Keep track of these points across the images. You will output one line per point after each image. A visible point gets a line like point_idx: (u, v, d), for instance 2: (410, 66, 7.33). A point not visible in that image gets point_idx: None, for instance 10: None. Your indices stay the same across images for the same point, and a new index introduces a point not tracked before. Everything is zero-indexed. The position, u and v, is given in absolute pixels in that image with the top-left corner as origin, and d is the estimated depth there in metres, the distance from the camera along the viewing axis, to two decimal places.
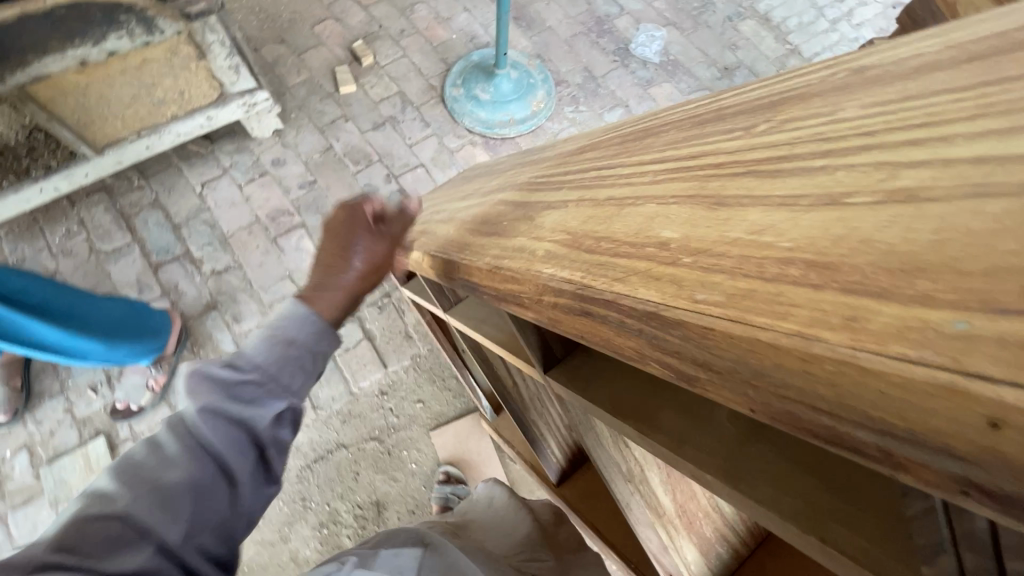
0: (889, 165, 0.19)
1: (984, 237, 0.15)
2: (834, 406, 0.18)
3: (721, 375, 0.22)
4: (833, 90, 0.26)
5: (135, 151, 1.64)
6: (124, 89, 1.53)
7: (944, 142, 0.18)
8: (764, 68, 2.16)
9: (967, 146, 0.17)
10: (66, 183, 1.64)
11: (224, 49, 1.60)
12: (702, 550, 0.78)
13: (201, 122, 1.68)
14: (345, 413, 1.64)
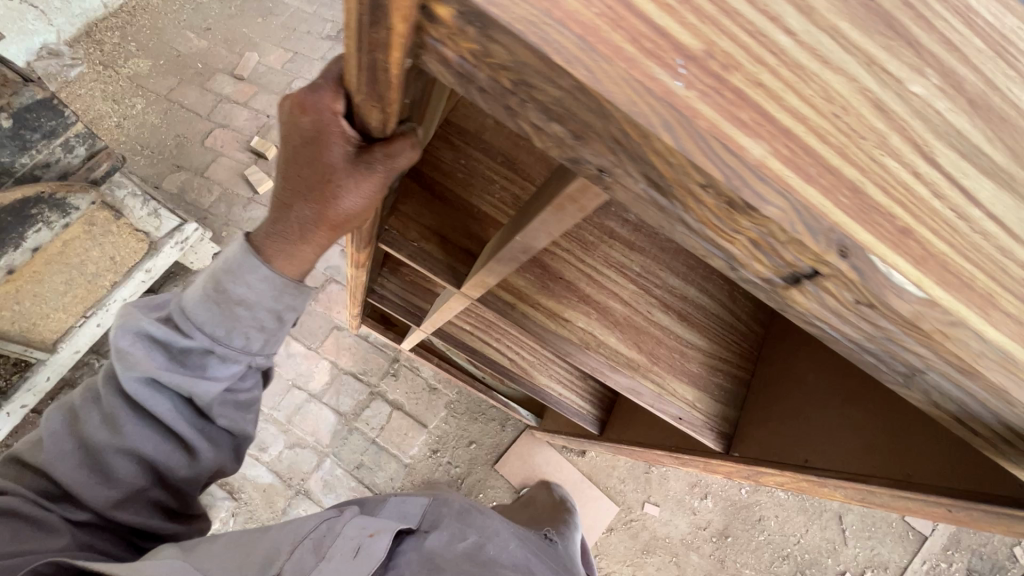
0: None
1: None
2: (368, 73, 0.34)
3: (366, 94, 0.38)
4: None
5: (88, 332, 1.58)
6: (56, 278, 1.46)
7: None
8: None
9: None
10: (32, 396, 1.56)
11: (138, 199, 1.53)
12: (699, 385, 0.83)
13: (142, 278, 1.63)
14: (410, 485, 1.64)
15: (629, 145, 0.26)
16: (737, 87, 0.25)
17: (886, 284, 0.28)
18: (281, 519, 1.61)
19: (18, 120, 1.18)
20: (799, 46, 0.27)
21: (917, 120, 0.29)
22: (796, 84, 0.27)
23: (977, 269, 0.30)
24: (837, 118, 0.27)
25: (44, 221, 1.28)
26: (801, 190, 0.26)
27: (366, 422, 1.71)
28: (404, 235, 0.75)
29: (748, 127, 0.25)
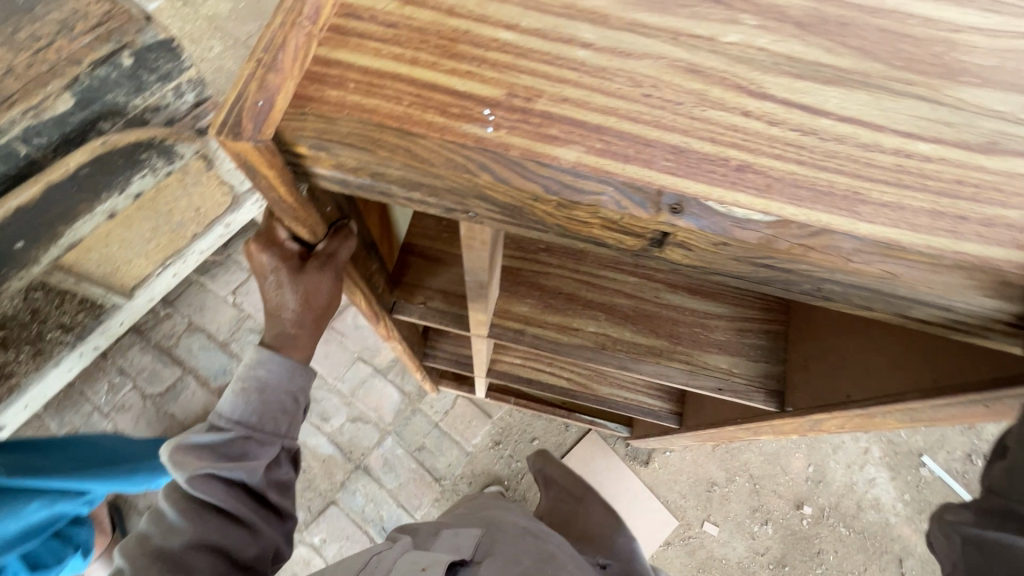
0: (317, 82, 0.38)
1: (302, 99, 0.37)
2: (264, 179, 0.40)
3: (274, 191, 0.41)
4: (311, 79, 0.38)
5: (163, 280, 1.65)
6: (144, 225, 1.42)
7: (313, 91, 0.38)
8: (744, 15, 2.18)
9: (311, 80, 0.38)
10: (104, 337, 1.62)
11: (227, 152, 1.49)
12: (730, 350, 0.82)
13: (220, 230, 1.66)
14: (470, 473, 1.63)
15: (516, 176, 0.37)
16: (543, 110, 0.38)
17: (730, 220, 0.36)
18: (339, 491, 1.61)
19: (139, 60, 1.17)
20: (1013, 167, 0.39)
21: (872, 110, 0.40)
22: (608, 85, 0.39)
23: (835, 173, 0.38)
24: (648, 98, 0.39)
25: (151, 166, 1.27)
26: (621, 173, 0.36)
27: (430, 405, 1.69)
28: (410, 301, 0.83)
29: (569, 141, 0.37)
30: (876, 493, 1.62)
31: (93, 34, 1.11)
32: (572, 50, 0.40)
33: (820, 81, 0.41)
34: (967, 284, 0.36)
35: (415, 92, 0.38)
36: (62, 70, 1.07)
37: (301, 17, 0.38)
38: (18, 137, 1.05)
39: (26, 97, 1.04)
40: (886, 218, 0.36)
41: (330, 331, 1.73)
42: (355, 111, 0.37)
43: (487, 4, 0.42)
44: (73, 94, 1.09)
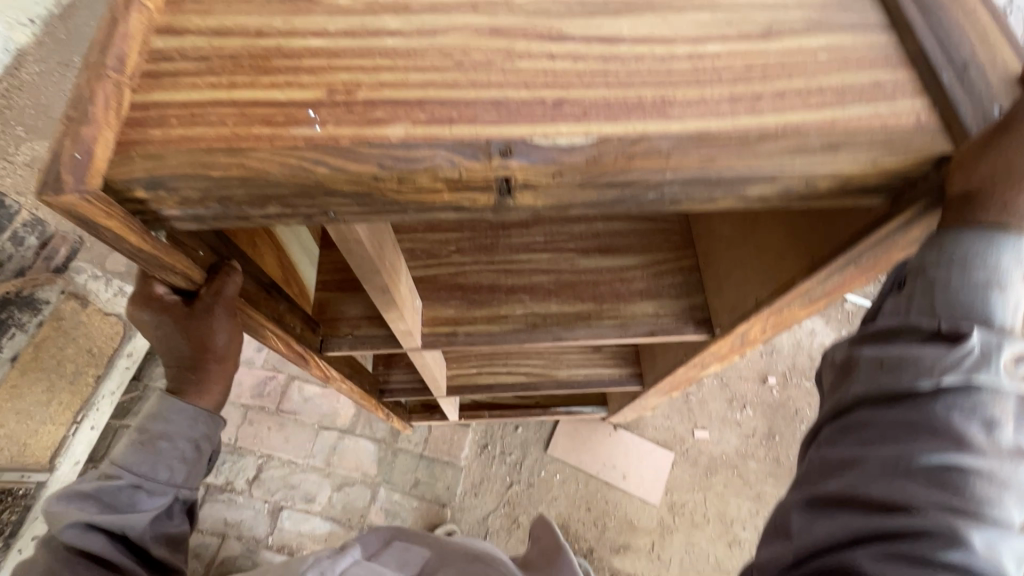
0: (135, 125, 0.39)
1: (125, 145, 0.38)
2: (103, 231, 0.39)
3: (122, 243, 0.41)
4: (133, 125, 0.39)
5: (83, 439, 1.59)
6: (37, 387, 1.48)
7: (135, 138, 0.38)
8: None
9: (130, 126, 0.38)
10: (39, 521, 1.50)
11: (100, 282, 1.63)
12: (653, 295, 0.86)
13: (126, 363, 1.69)
14: (472, 487, 1.65)
15: (350, 163, 0.38)
16: (364, 98, 0.40)
17: (557, 149, 0.39)
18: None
19: None
20: (783, 46, 0.43)
21: (655, 28, 0.44)
22: (420, 62, 0.42)
23: (640, 87, 0.41)
24: (460, 65, 0.42)
25: (17, 324, 1.43)
26: (448, 135, 0.39)
27: (408, 441, 1.68)
28: (337, 334, 0.82)
29: (393, 119, 0.39)
30: (819, 341, 1.77)
31: None
32: (381, 41, 0.43)
33: (611, 14, 0.45)
34: (786, 149, 0.40)
35: (237, 111, 0.39)
36: None
37: (105, 70, 0.39)
38: None
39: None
40: (689, 111, 0.40)
41: (280, 416, 1.69)
42: (180, 142, 0.38)
43: (293, 19, 0.44)
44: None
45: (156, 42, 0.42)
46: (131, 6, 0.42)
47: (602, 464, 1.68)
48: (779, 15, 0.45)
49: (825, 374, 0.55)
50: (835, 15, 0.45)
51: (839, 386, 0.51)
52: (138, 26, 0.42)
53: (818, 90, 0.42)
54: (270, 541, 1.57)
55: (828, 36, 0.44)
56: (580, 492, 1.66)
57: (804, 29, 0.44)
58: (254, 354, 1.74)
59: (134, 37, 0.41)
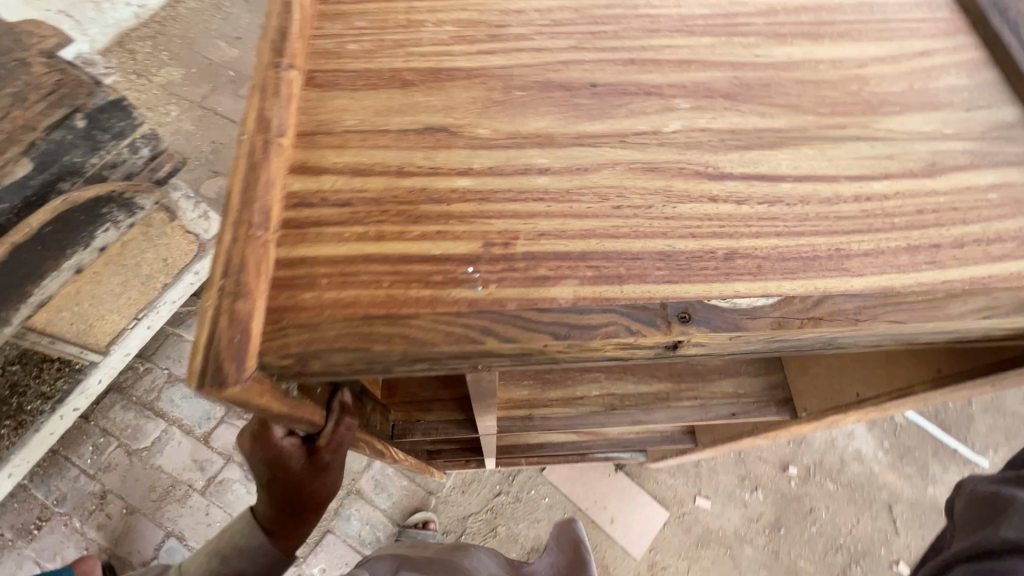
0: (284, 289, 0.36)
1: (278, 312, 0.35)
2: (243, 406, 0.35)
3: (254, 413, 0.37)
4: (283, 287, 0.36)
5: (138, 335, 1.61)
6: (113, 281, 1.46)
7: (284, 309, 0.35)
8: None
9: (280, 293, 0.35)
10: (82, 399, 1.58)
11: (187, 202, 1.59)
12: (730, 372, 0.84)
13: (190, 279, 1.65)
14: (462, 483, 1.67)
15: (518, 333, 0.35)
16: (525, 252, 0.37)
17: (735, 311, 0.37)
18: (335, 519, 1.61)
19: (91, 121, 1.21)
20: (955, 190, 0.41)
21: (816, 167, 0.42)
22: (577, 207, 0.39)
23: (813, 236, 0.39)
24: (619, 210, 0.39)
25: (114, 221, 1.33)
26: (621, 296, 0.36)
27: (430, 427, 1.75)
28: (410, 420, 0.79)
29: (559, 277, 0.37)
30: (856, 445, 1.72)
31: (45, 102, 1.12)
32: (532, 180, 0.40)
33: (768, 147, 0.42)
34: (976, 310, 0.38)
35: (391, 268, 0.37)
36: (19, 137, 1.10)
37: (252, 228, 0.36)
38: None
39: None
40: (869, 266, 0.38)
41: None
42: (337, 308, 0.35)
43: (436, 154, 0.41)
44: (31, 159, 1.13)
45: (294, 184, 0.39)
46: (269, 147, 0.39)
47: (592, 501, 1.67)
48: (944, 154, 0.43)
49: (966, 517, 0.52)
50: (1003, 154, 0.43)
51: (986, 527, 0.48)
52: (275, 166, 0.39)
53: (999, 241, 0.39)
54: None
55: (999, 180, 0.42)
56: (565, 521, 1.64)
57: (978, 174, 0.42)
58: None
59: (273, 183, 0.38)
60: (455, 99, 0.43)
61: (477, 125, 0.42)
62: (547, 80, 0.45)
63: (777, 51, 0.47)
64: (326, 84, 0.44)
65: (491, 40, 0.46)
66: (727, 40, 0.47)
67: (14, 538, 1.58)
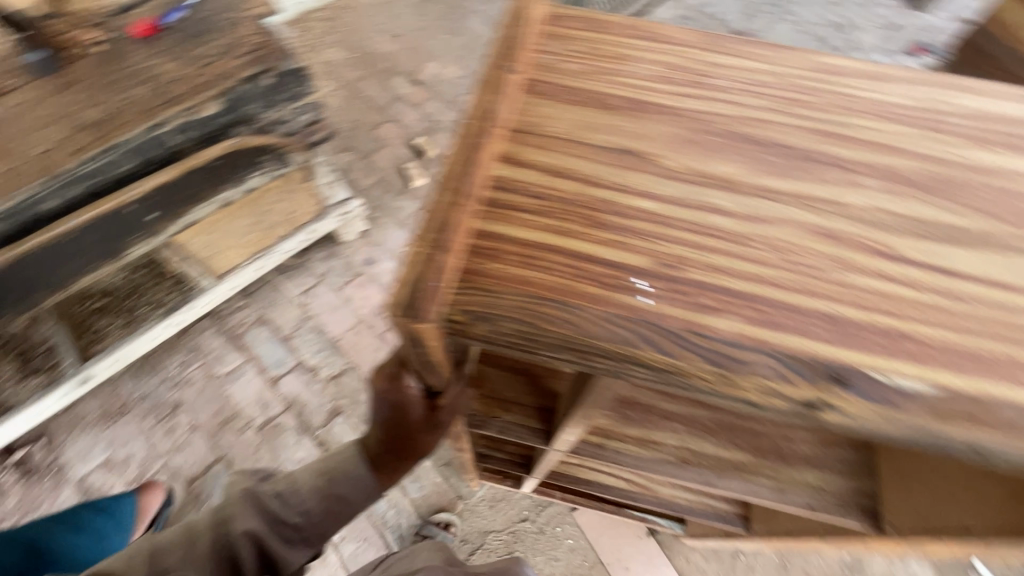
0: (476, 255, 0.40)
1: (468, 273, 0.39)
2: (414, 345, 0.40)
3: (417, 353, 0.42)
4: (475, 253, 0.40)
5: (248, 274, 1.78)
6: (244, 222, 1.61)
7: (473, 273, 0.39)
8: (793, 39, 2.41)
9: (473, 258, 0.40)
10: (188, 315, 1.72)
11: (323, 167, 1.75)
12: (816, 464, 0.80)
13: (304, 237, 1.84)
14: (492, 497, 1.66)
15: (676, 350, 0.38)
16: (695, 279, 0.40)
17: (893, 389, 0.37)
18: None
19: (277, 82, 1.35)
20: None
21: (1002, 273, 0.41)
22: (750, 251, 0.41)
23: (989, 339, 0.38)
24: (791, 265, 0.41)
25: (263, 167, 1.48)
26: (782, 343, 0.37)
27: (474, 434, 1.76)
28: (488, 415, 0.82)
29: (724, 310, 0.39)
30: None
31: (247, 59, 1.31)
32: (712, 217, 0.43)
33: (951, 242, 0.43)
34: None
35: (571, 262, 0.40)
36: (218, 83, 1.27)
37: (462, 197, 0.42)
38: (172, 130, 1.25)
39: (113, 133, 1.18)
40: None
41: (382, 340, 1.89)
42: (518, 284, 0.39)
43: (627, 174, 0.45)
44: (221, 102, 1.28)
45: (499, 169, 0.44)
46: (487, 133, 0.45)
47: (615, 557, 1.61)
48: None
49: None
50: None
51: None
52: (489, 151, 0.44)
53: None
54: (317, 434, 1.76)
55: None
56: (583, 568, 1.60)
57: None
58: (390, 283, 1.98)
59: (484, 164, 0.43)
60: (651, 130, 0.47)
61: (666, 157, 0.46)
62: (739, 132, 0.48)
63: (974, 154, 0.47)
64: (541, 92, 0.49)
65: (693, 87, 0.51)
66: (922, 133, 0.48)
67: (96, 421, 1.73)
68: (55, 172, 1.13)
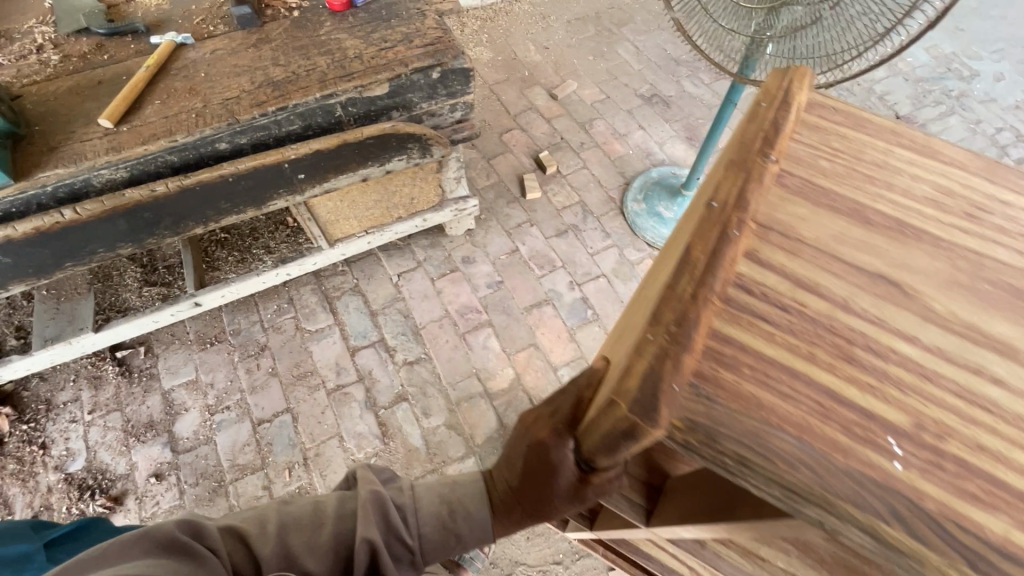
0: (711, 361, 0.37)
1: (700, 378, 0.36)
2: (618, 437, 0.37)
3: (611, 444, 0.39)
4: (710, 357, 0.37)
5: (358, 245, 1.84)
6: (371, 198, 1.68)
7: (706, 380, 0.36)
8: (965, 135, 2.19)
9: (707, 363, 0.37)
10: (298, 269, 1.80)
11: (456, 164, 1.75)
12: None
13: (417, 223, 1.87)
14: (530, 530, 1.61)
15: (931, 540, 0.32)
16: (961, 456, 0.34)
17: None
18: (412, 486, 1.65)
19: (442, 78, 1.40)
20: None
21: None
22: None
23: None
24: None
25: (407, 153, 1.47)
26: None
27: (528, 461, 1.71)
28: None
29: (995, 507, 0.33)
30: None
31: (424, 49, 1.37)
32: (984, 385, 0.37)
33: None
34: None
35: (814, 398, 0.36)
36: (393, 67, 1.33)
37: (707, 292, 0.38)
38: (340, 103, 1.33)
39: (291, 95, 1.28)
40: None
41: (462, 340, 1.89)
42: (751, 408, 0.35)
43: (884, 306, 0.40)
44: (390, 85, 1.35)
45: (742, 266, 0.41)
46: (738, 226, 0.42)
47: None
48: None
49: None
50: None
51: None
52: (737, 245, 0.41)
53: None
54: (379, 413, 1.76)
55: None
56: None
57: None
58: (483, 286, 1.99)
59: (733, 260, 0.40)
60: (914, 261, 0.42)
61: (930, 296, 0.40)
62: (1020, 288, 0.41)
63: None
64: (791, 187, 0.45)
65: (967, 219, 0.45)
66: None
67: (193, 342, 1.86)
68: (237, 119, 1.25)
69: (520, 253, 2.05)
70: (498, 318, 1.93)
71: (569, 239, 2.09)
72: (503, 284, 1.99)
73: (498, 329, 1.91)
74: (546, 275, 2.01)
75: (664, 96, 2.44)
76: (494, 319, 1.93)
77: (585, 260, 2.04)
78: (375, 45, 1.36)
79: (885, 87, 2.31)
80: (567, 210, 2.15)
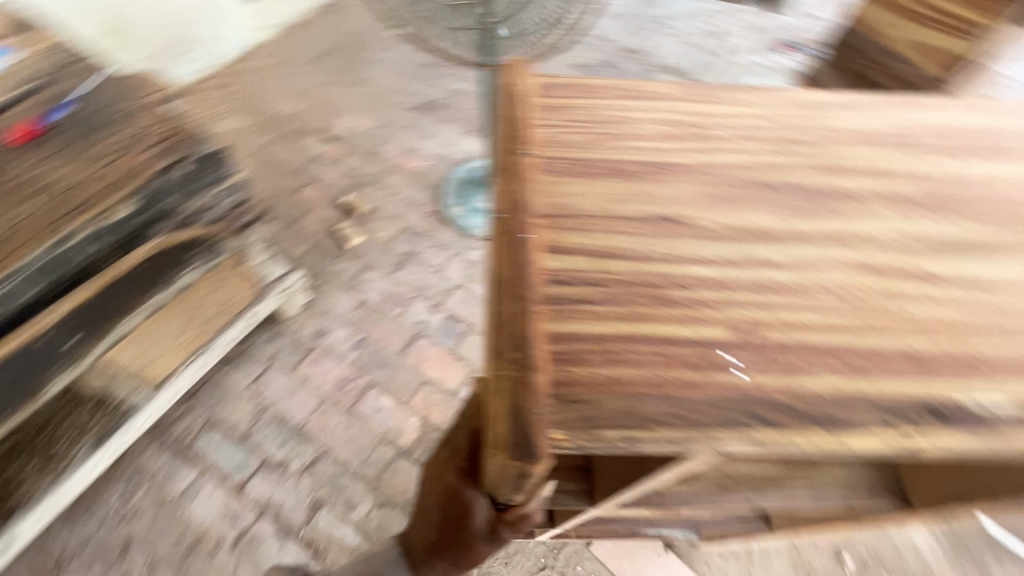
0: (562, 364, 0.37)
1: (561, 387, 0.37)
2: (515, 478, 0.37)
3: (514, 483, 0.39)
4: (559, 361, 0.37)
5: (188, 377, 1.53)
6: (175, 325, 1.46)
7: (566, 385, 0.37)
8: (677, 47, 2.60)
9: (560, 368, 0.37)
10: (124, 441, 1.44)
11: (255, 248, 1.59)
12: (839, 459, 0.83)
13: (246, 322, 1.62)
14: None
15: (790, 422, 0.37)
16: (780, 342, 0.40)
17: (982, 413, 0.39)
18: None
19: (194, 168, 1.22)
20: None
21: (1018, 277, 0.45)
22: (815, 301, 0.42)
23: None
24: (855, 308, 0.42)
25: (194, 262, 1.31)
26: (875, 392, 0.38)
27: None
28: None
29: (815, 368, 0.39)
30: None
31: (156, 150, 1.19)
32: (770, 273, 0.43)
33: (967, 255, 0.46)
34: None
35: (657, 351, 0.38)
36: (127, 180, 1.14)
37: (529, 304, 0.39)
38: (82, 242, 1.09)
39: (8, 260, 1.03)
40: None
41: (352, 414, 1.75)
42: (613, 389, 0.37)
43: (675, 242, 0.44)
44: (135, 200, 1.14)
45: (551, 262, 0.42)
46: (529, 229, 0.43)
47: None
48: None
49: None
50: None
51: None
52: (535, 246, 0.43)
53: None
54: (301, 535, 1.56)
55: None
56: None
57: None
58: (348, 351, 1.86)
59: (537, 263, 0.42)
60: (678, 192, 0.48)
61: (702, 218, 0.46)
62: (758, 180, 0.49)
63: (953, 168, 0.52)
64: (558, 170, 0.48)
65: (699, 140, 0.51)
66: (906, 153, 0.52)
67: None
68: None
69: (369, 302, 1.95)
70: (378, 374, 1.82)
71: (410, 266, 2.05)
72: (367, 339, 1.88)
73: (384, 385, 1.80)
74: (405, 311, 1.95)
75: (434, 100, 2.49)
76: (375, 377, 1.82)
77: (435, 279, 2.02)
78: (92, 164, 1.15)
79: (606, 29, 2.63)
80: (395, 241, 2.09)
